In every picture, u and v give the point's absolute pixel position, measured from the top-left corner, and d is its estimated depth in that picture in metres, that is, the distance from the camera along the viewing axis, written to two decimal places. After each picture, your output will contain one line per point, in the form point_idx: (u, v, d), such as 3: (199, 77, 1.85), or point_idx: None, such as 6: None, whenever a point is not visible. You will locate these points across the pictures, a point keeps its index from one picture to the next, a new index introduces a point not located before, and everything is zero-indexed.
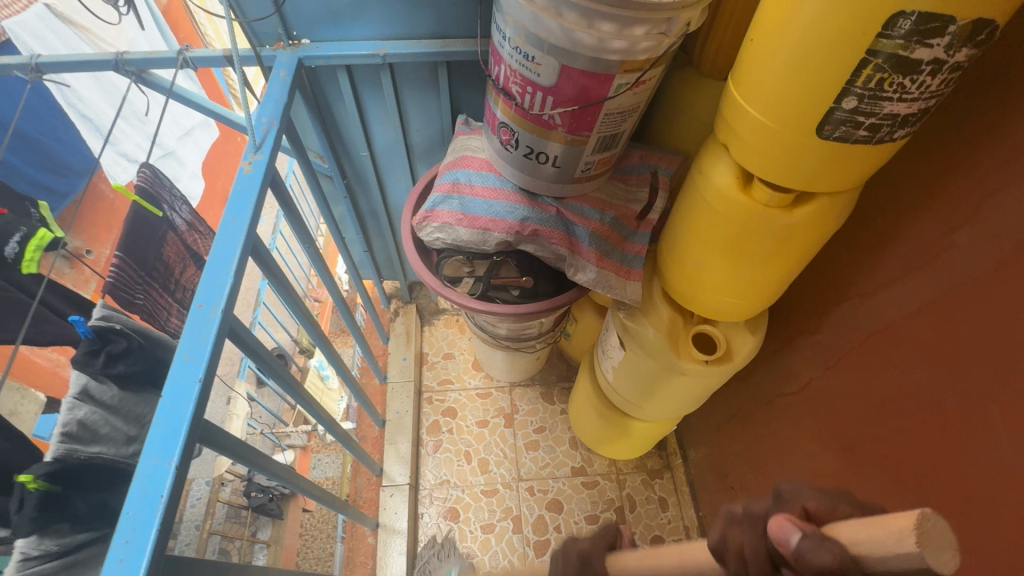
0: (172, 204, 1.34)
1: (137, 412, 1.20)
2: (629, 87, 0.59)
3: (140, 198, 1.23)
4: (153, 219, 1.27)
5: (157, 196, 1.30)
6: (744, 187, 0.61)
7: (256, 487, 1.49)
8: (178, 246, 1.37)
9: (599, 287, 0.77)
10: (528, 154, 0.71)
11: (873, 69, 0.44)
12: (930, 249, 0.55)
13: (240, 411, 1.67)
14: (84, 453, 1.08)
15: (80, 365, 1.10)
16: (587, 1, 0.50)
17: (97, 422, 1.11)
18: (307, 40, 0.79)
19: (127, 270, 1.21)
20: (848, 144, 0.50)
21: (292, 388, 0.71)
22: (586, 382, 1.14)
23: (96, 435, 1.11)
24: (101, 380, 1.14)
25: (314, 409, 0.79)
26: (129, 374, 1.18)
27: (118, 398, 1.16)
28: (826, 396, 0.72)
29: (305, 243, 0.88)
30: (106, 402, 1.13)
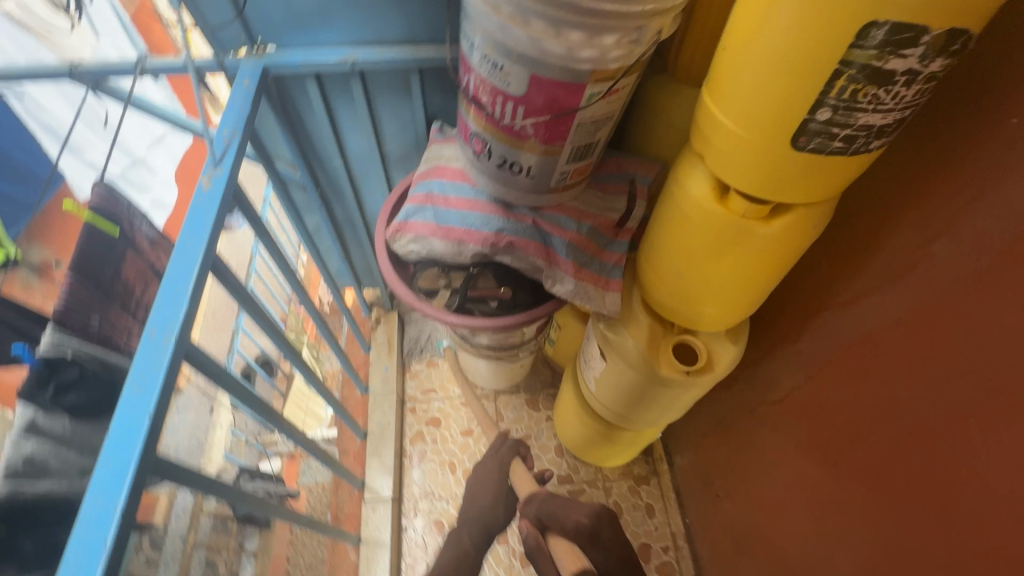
0: (129, 215, 1.24)
1: (93, 444, 1.09)
2: (602, 96, 0.57)
3: (94, 215, 1.13)
4: (109, 237, 1.16)
5: (115, 211, 1.20)
6: (720, 198, 0.60)
7: None
8: (138, 267, 1.21)
9: (578, 299, 0.75)
10: (502, 164, 0.68)
11: (847, 80, 0.43)
12: (908, 260, 0.54)
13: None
14: (31, 491, 0.96)
15: (26, 397, 1.01)
16: (554, 10, 0.48)
17: (46, 456, 1.00)
18: (272, 47, 0.76)
19: (81, 292, 1.08)
20: (823, 155, 0.49)
21: (260, 408, 0.69)
22: (569, 390, 1.13)
23: (46, 469, 1.00)
24: (52, 412, 1.04)
25: (287, 428, 0.77)
26: (84, 406, 1.07)
27: (71, 430, 1.05)
28: (807, 406, 0.71)
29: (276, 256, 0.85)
30: (55, 434, 1.02)
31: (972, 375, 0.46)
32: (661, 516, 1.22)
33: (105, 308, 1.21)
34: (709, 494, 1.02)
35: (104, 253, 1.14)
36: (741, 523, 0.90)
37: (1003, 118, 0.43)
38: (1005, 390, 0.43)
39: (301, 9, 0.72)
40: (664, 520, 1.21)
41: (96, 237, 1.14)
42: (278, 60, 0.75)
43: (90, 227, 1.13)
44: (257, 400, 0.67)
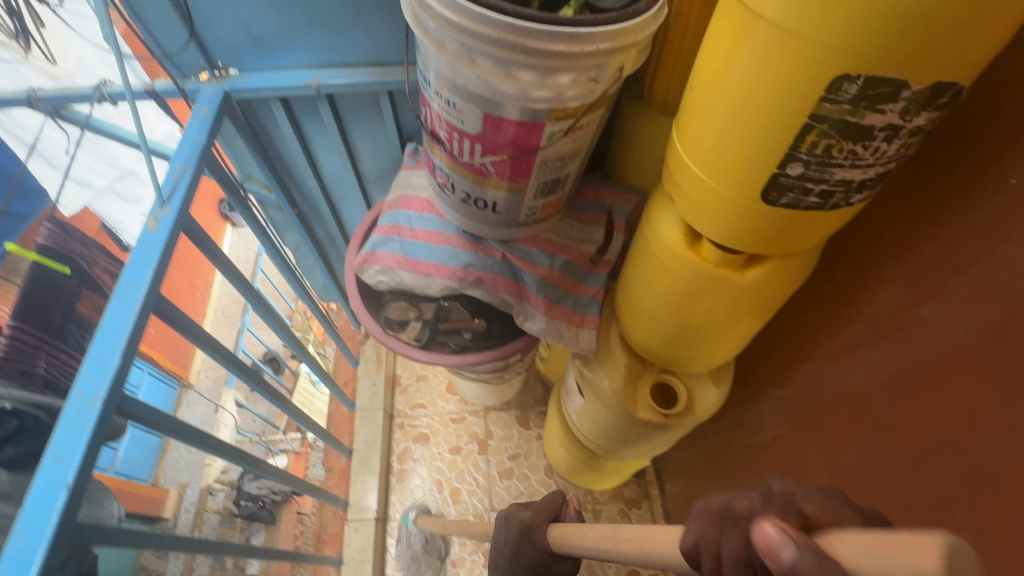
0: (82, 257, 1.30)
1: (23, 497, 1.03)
2: (563, 134, 0.53)
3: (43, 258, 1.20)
4: (59, 278, 1.23)
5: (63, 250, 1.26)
6: (693, 244, 0.56)
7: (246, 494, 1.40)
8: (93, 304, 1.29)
9: (550, 337, 0.71)
10: (467, 199, 0.65)
11: (819, 134, 0.38)
12: (894, 320, 0.49)
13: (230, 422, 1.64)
14: None
15: None
16: (500, 51, 0.44)
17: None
18: (235, 71, 0.73)
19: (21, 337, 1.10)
20: (798, 211, 0.44)
21: (216, 449, 0.67)
22: (557, 412, 1.10)
23: None
24: None
25: (250, 462, 0.75)
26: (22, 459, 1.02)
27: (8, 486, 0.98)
28: (791, 457, 0.66)
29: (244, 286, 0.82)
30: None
31: (960, 456, 0.42)
32: None
33: (51, 353, 1.15)
34: None
35: (52, 293, 1.20)
36: None
37: (1000, 179, 0.38)
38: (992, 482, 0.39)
39: (262, 32, 0.69)
40: None
41: (46, 277, 1.20)
42: (240, 85, 0.72)
43: (40, 268, 1.20)
44: (210, 439, 0.65)
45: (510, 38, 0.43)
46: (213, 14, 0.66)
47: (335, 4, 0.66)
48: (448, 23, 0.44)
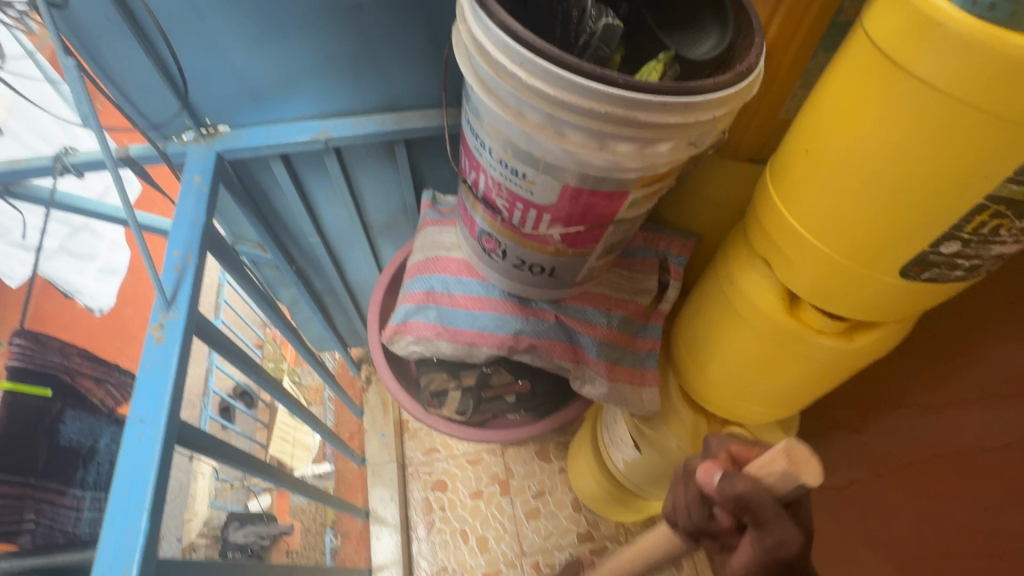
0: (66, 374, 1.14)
1: None
2: (645, 199, 0.47)
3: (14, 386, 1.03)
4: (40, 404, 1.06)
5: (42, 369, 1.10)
6: (789, 306, 0.51)
7: (233, 546, 1.27)
8: (82, 426, 1.13)
9: (612, 402, 0.65)
10: (519, 265, 0.58)
11: (991, 215, 0.33)
12: (1014, 382, 0.46)
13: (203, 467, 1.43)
14: None
15: None
16: (599, 124, 0.37)
17: None
18: (225, 127, 0.63)
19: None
20: (936, 284, 0.40)
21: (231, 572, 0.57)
22: (587, 450, 1.04)
23: None
24: None
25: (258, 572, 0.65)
26: None
27: None
28: (872, 506, 0.64)
29: (269, 381, 0.71)
30: None
31: None
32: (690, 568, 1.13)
33: (39, 499, 1.01)
34: None
35: (31, 426, 1.04)
36: None
37: None
38: None
39: (258, 83, 0.59)
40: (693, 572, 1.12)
41: (24, 407, 1.04)
42: (235, 144, 0.62)
43: (16, 398, 1.03)
44: (226, 566, 0.55)
45: (615, 110, 0.36)
46: (201, 66, 0.56)
47: (348, 49, 0.58)
48: (533, 93, 0.37)
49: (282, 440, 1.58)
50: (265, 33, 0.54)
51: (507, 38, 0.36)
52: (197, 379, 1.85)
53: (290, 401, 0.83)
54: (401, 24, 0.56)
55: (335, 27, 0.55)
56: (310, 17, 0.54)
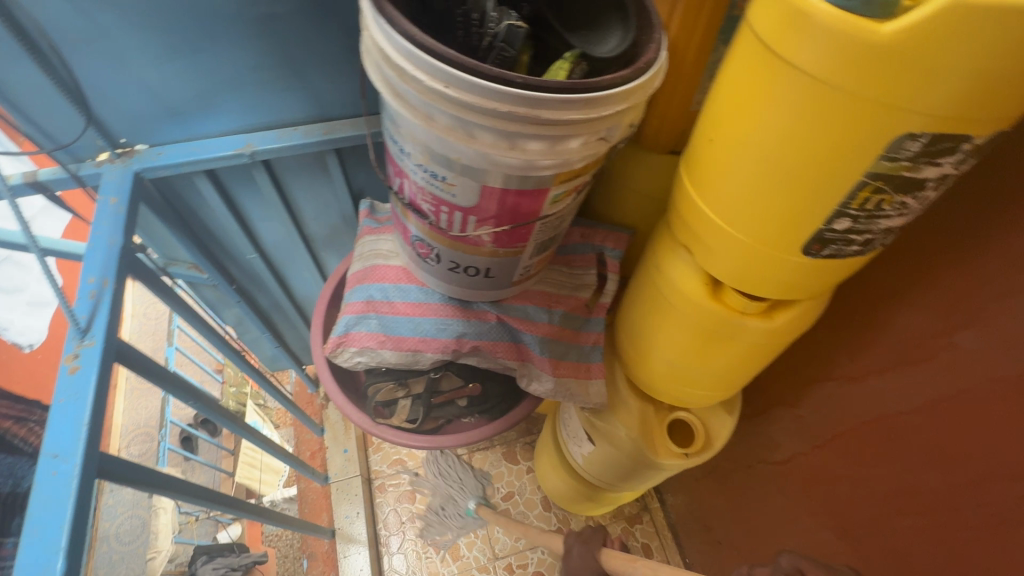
0: None
1: None
2: (567, 195, 0.48)
3: None
4: None
5: None
6: (714, 291, 0.52)
7: None
8: None
9: (559, 397, 0.66)
10: (454, 268, 0.58)
11: (873, 191, 0.36)
12: (922, 347, 0.49)
13: (166, 501, 1.42)
14: None
15: None
16: (506, 123, 0.38)
17: None
18: (143, 146, 0.61)
19: None
20: (837, 259, 0.42)
21: None
22: (551, 451, 1.03)
23: None
24: None
25: None
26: None
27: None
28: (815, 476, 0.66)
29: (209, 405, 0.68)
30: None
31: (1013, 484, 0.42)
32: (660, 554, 1.11)
33: None
34: (710, 541, 0.98)
35: None
36: None
37: None
38: None
39: (173, 99, 0.58)
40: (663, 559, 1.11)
41: None
42: (153, 163, 0.60)
43: None
44: None
45: (518, 110, 0.37)
46: (108, 84, 0.54)
47: (266, 60, 0.57)
48: (438, 97, 0.38)
49: (250, 466, 1.53)
50: (175, 47, 0.53)
51: (407, 43, 0.36)
52: (151, 411, 1.78)
53: (237, 423, 0.80)
54: (318, 34, 0.56)
55: (250, 38, 0.54)
56: (222, 29, 0.53)
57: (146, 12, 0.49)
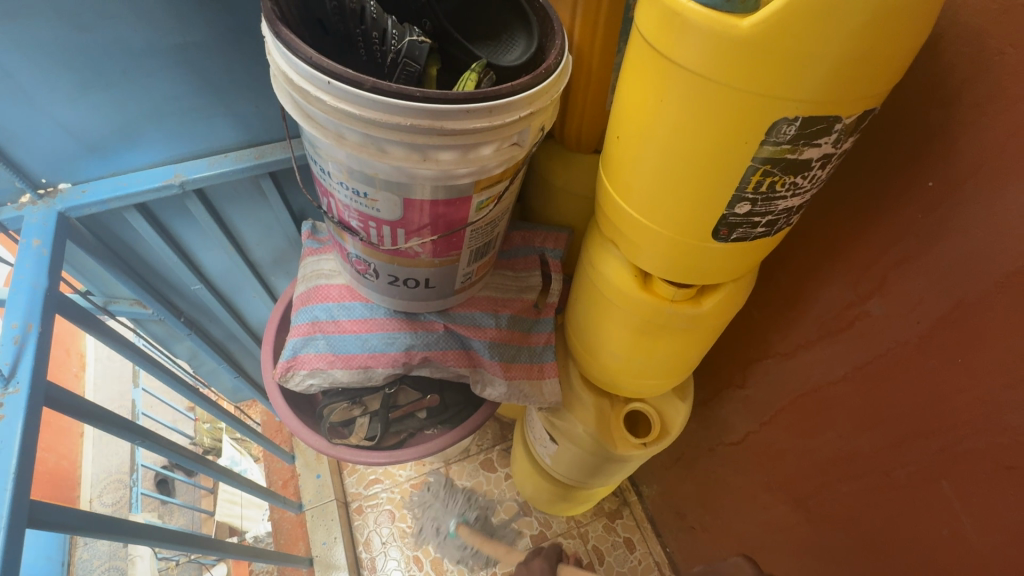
0: None
1: None
2: (491, 201, 0.49)
3: None
4: None
5: None
6: (643, 283, 0.54)
7: None
8: None
9: (514, 399, 0.67)
10: (394, 281, 0.59)
11: (763, 174, 0.38)
12: (842, 317, 0.52)
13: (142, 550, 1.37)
14: None
15: None
16: (414, 137, 0.39)
17: None
18: (67, 185, 0.60)
19: None
20: (748, 241, 0.44)
21: None
22: (532, 476, 1.03)
23: None
24: None
25: None
26: None
27: None
28: (767, 452, 0.68)
29: (160, 442, 0.67)
30: None
31: (935, 437, 0.45)
32: (642, 546, 1.12)
33: None
34: (685, 527, 0.99)
35: None
36: (723, 558, 0.87)
37: (917, 181, 0.41)
38: (972, 456, 0.42)
39: (93, 134, 0.57)
40: (645, 550, 1.12)
41: None
42: (78, 201, 0.59)
43: None
44: None
45: (422, 123, 0.38)
46: (20, 125, 0.53)
47: (185, 88, 0.57)
48: (343, 116, 0.38)
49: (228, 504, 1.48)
50: (89, 83, 0.52)
51: (306, 66, 0.37)
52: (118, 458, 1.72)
53: (196, 459, 0.78)
54: (236, 59, 0.56)
55: (167, 67, 0.54)
56: (135, 61, 0.52)
57: (56, 50, 0.49)
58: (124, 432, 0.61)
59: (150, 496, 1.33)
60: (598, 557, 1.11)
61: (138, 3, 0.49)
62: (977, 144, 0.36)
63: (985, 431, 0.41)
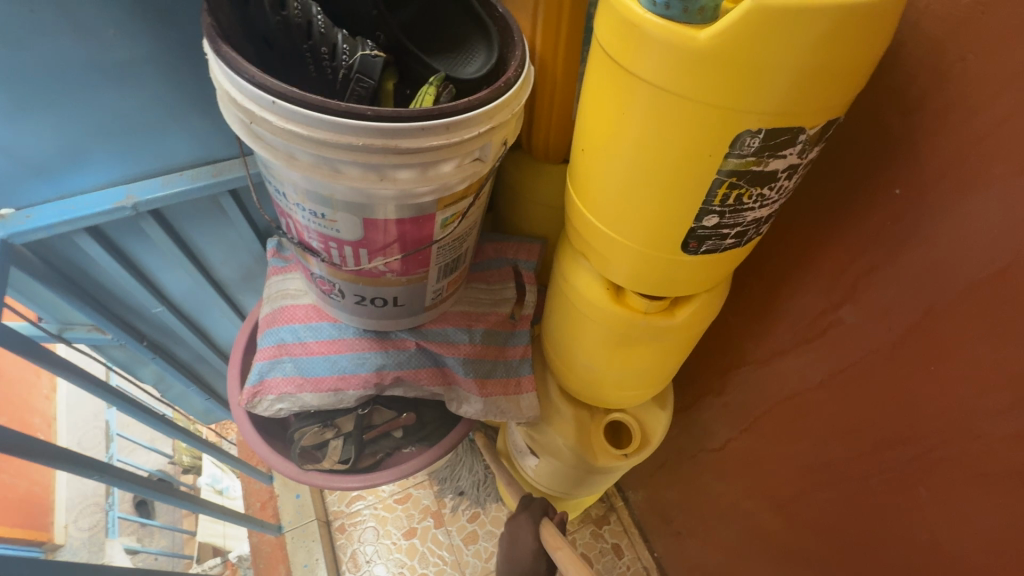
0: None
1: None
2: (456, 217, 0.48)
3: None
4: None
5: None
6: (616, 295, 0.53)
7: None
8: None
9: (490, 416, 0.65)
10: (361, 301, 0.57)
11: (729, 187, 0.37)
12: (816, 325, 0.51)
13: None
14: None
15: None
16: (368, 156, 0.37)
17: None
18: (8, 210, 0.56)
19: None
20: (718, 253, 0.44)
21: None
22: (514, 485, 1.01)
23: None
24: None
25: None
26: None
27: None
28: (748, 458, 0.68)
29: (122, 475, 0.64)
30: None
31: (911, 445, 0.45)
32: (630, 552, 1.11)
33: None
34: (671, 533, 0.98)
35: None
36: (709, 563, 0.87)
37: (883, 189, 0.41)
38: (949, 464, 0.42)
39: (35, 157, 0.54)
40: (633, 555, 1.11)
41: None
42: (22, 227, 0.56)
43: None
44: None
45: (375, 142, 0.36)
46: None
47: (133, 106, 0.54)
48: (292, 136, 0.36)
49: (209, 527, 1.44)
50: (28, 103, 0.49)
51: (250, 85, 0.35)
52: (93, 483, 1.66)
53: (162, 490, 0.75)
54: (188, 75, 0.54)
55: (112, 85, 0.52)
56: (77, 79, 0.50)
57: None
58: (80, 469, 0.57)
59: (126, 522, 1.29)
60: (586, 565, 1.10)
61: (76, 20, 0.46)
62: (941, 152, 0.36)
63: (959, 439, 0.41)
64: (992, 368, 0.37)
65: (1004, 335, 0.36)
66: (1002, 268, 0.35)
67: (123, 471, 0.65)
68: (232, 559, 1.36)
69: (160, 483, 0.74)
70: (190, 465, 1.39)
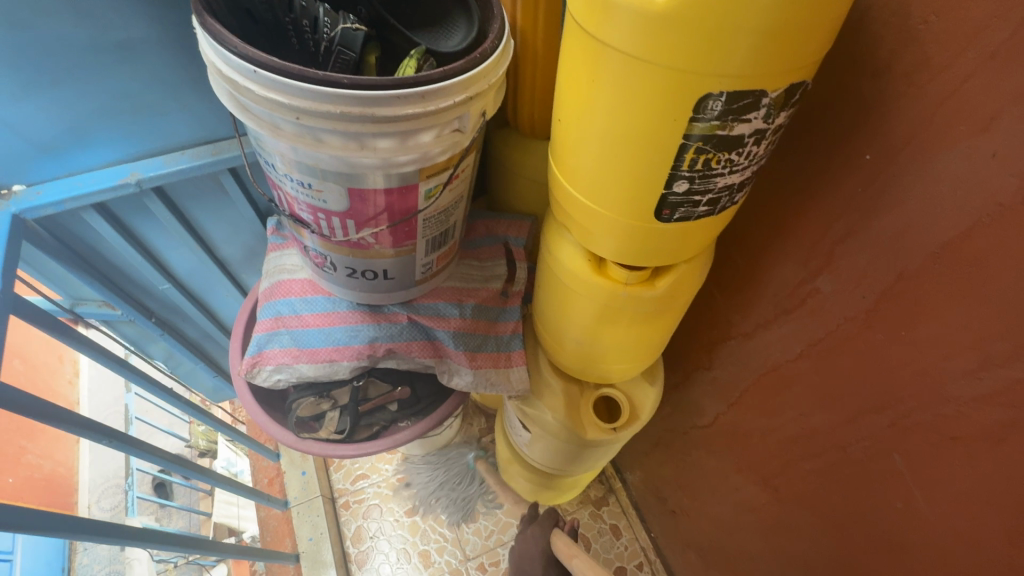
0: None
1: None
2: (440, 188, 0.49)
3: None
4: None
5: None
6: (598, 267, 0.54)
7: None
8: None
9: (481, 388, 0.67)
10: (352, 273, 0.58)
11: (696, 151, 0.38)
12: (795, 295, 0.52)
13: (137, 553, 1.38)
14: None
15: None
16: (347, 124, 0.39)
17: None
18: (21, 187, 0.59)
19: None
20: (692, 221, 0.44)
21: None
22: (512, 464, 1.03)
23: None
24: None
25: None
26: None
27: None
28: (736, 433, 0.69)
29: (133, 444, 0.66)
30: None
31: (886, 411, 0.45)
32: (628, 533, 1.13)
33: None
34: (666, 512, 0.99)
35: None
36: (703, 539, 0.88)
37: (855, 155, 0.41)
38: (922, 429, 0.43)
39: (43, 136, 0.56)
40: (631, 536, 1.12)
41: None
42: (33, 203, 0.58)
43: None
44: None
45: (353, 110, 0.37)
46: None
47: (134, 86, 0.56)
48: (274, 106, 0.38)
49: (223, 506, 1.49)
50: (34, 82, 0.52)
51: (234, 57, 0.37)
52: (115, 463, 1.74)
53: (173, 461, 0.78)
54: (185, 55, 0.56)
55: (114, 65, 0.54)
56: (80, 59, 0.52)
57: None
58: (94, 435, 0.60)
59: (145, 499, 1.34)
60: (584, 543, 1.11)
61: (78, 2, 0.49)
62: (908, 115, 0.36)
63: (931, 403, 0.41)
64: (961, 329, 0.38)
65: (971, 295, 0.36)
66: (969, 229, 0.35)
67: (139, 441, 0.67)
68: (244, 535, 1.41)
69: (172, 456, 0.77)
70: (203, 445, 1.44)
